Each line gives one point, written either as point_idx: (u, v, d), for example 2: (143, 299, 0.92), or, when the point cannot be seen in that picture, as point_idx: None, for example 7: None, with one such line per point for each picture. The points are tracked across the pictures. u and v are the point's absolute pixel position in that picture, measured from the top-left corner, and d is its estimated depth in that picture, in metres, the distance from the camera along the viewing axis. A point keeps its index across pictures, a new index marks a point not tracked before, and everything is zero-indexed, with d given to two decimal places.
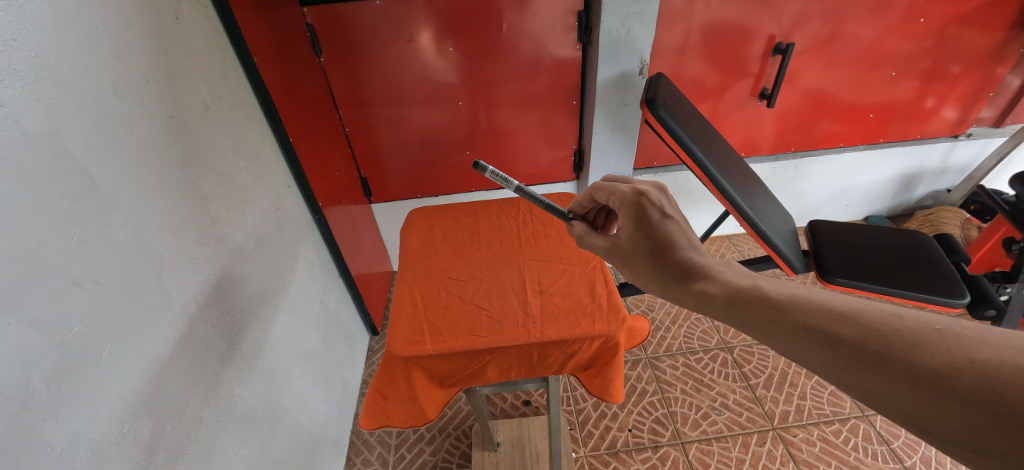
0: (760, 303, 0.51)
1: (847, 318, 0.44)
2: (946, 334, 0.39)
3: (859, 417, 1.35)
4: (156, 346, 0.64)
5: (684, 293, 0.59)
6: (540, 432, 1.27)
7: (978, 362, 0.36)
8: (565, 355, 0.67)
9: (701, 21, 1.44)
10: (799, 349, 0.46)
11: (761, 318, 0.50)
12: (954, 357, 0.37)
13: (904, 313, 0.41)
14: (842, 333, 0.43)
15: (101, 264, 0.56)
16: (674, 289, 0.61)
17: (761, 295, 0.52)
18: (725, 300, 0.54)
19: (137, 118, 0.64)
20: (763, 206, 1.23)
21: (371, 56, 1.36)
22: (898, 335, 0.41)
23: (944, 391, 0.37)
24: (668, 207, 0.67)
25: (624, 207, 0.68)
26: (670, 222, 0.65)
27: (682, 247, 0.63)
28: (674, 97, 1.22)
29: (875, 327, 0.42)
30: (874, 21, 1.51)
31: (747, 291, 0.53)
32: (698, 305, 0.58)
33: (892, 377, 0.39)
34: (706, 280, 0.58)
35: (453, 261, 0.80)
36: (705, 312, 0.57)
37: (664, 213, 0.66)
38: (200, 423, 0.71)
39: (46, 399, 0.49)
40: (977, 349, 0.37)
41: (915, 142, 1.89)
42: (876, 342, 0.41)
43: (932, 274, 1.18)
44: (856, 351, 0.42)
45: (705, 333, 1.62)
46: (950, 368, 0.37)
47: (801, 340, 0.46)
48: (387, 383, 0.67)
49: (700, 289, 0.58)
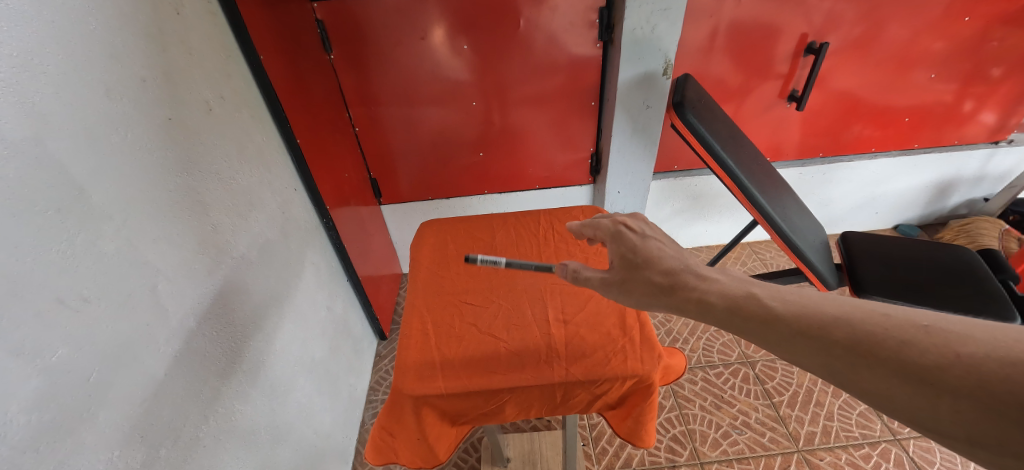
0: (758, 309, 0.47)
1: (838, 319, 0.43)
2: (931, 331, 0.39)
3: (890, 441, 1.28)
4: (152, 364, 0.60)
5: (682, 303, 0.53)
6: (552, 448, 1.22)
7: (964, 357, 0.36)
8: (593, 395, 0.62)
9: (729, 19, 1.37)
10: (796, 353, 0.43)
11: (759, 324, 0.47)
12: (942, 352, 0.37)
13: (892, 313, 0.41)
14: (836, 334, 0.42)
15: (90, 280, 0.52)
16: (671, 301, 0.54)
17: (758, 301, 0.48)
18: (723, 308, 0.49)
19: (133, 121, 0.60)
20: (795, 217, 1.16)
21: (382, 54, 1.31)
22: (888, 334, 0.40)
23: (936, 387, 0.36)
24: (643, 229, 0.63)
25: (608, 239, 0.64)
26: (655, 242, 0.61)
27: (670, 259, 0.58)
28: (702, 100, 1.15)
29: (867, 326, 0.41)
30: (913, 21, 1.42)
31: (743, 297, 0.49)
32: (696, 314, 0.52)
33: (885, 374, 0.38)
34: (701, 287, 0.53)
35: (469, 283, 0.75)
36: (705, 322, 0.51)
37: (645, 235, 0.62)
38: (197, 443, 0.67)
39: (25, 431, 0.45)
40: (962, 343, 0.37)
41: (951, 148, 1.80)
42: (869, 342, 0.40)
43: (975, 294, 1.11)
44: (851, 353, 0.41)
45: (724, 345, 1.57)
46: (939, 364, 0.37)
47: (798, 343, 0.44)
48: (394, 420, 0.62)
49: (697, 298, 0.52)
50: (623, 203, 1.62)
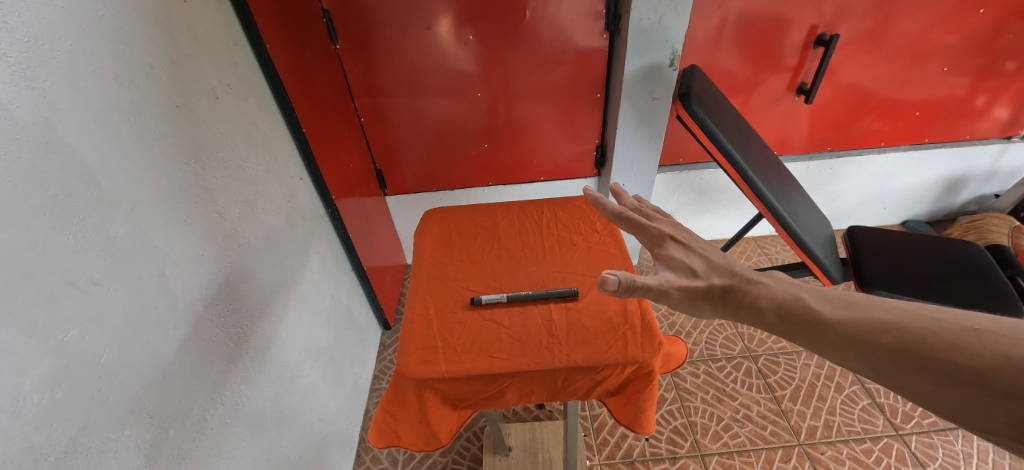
0: (807, 315, 0.49)
1: (887, 323, 0.45)
2: (982, 333, 0.40)
3: (892, 436, 1.28)
4: (160, 347, 0.61)
5: (733, 307, 0.54)
6: (553, 438, 1.23)
7: (1014, 358, 0.37)
8: (593, 381, 0.63)
9: (738, 10, 1.35)
10: (843, 356, 0.46)
11: (807, 329, 0.49)
12: (992, 354, 0.38)
13: (942, 316, 0.43)
14: (882, 338, 0.44)
15: (101, 263, 0.53)
16: (723, 306, 0.55)
17: (807, 306, 0.50)
18: (773, 313, 0.51)
19: (141, 108, 0.61)
20: (801, 210, 1.15)
21: (388, 44, 1.31)
22: (936, 336, 0.42)
23: (984, 387, 0.37)
24: (680, 234, 0.65)
25: (655, 247, 0.64)
26: (699, 252, 0.62)
27: (717, 265, 0.59)
28: (709, 91, 1.14)
29: (914, 329, 0.43)
30: (927, 13, 1.40)
31: (791, 302, 0.51)
32: (747, 319, 0.54)
33: (933, 375, 0.40)
34: (751, 292, 0.54)
35: (472, 270, 0.75)
36: (756, 327, 0.53)
37: (690, 245, 0.63)
38: (205, 425, 0.69)
39: (39, 409, 0.46)
40: (1015, 346, 0.38)
41: (962, 143, 1.77)
42: (916, 345, 0.42)
43: (983, 289, 1.10)
44: (898, 355, 0.42)
45: (727, 339, 1.57)
46: (989, 366, 0.38)
47: (845, 348, 0.46)
48: (396, 403, 0.62)
49: (748, 303, 0.54)
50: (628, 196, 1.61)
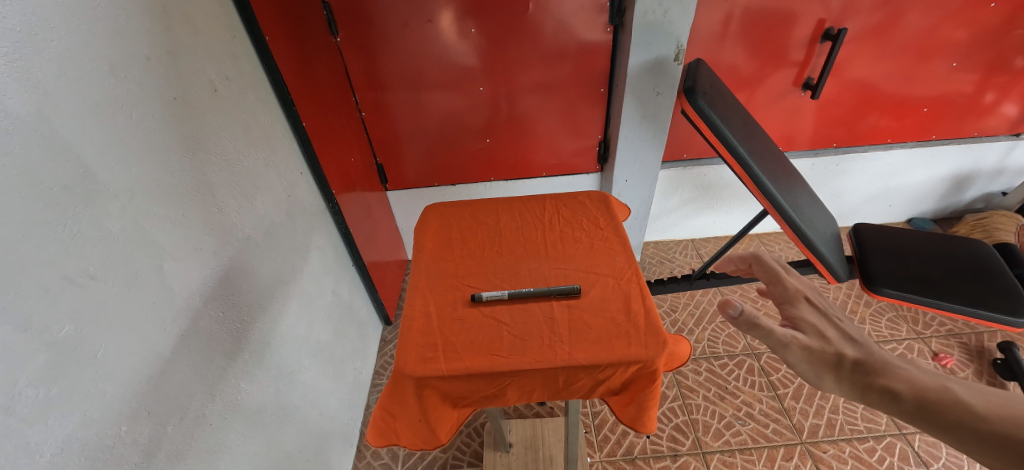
0: (956, 409, 0.44)
1: None
2: None
3: (896, 435, 1.27)
4: (158, 342, 0.61)
5: (860, 382, 0.51)
6: (554, 435, 1.23)
7: None
8: (596, 380, 0.62)
9: (744, 4, 1.33)
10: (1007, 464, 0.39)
11: (954, 425, 0.43)
12: None
13: None
14: None
15: (96, 257, 0.53)
16: (850, 382, 0.52)
17: (957, 401, 0.45)
18: (911, 400, 0.47)
19: (138, 100, 0.60)
20: (807, 207, 1.14)
21: (390, 37, 1.29)
22: None
23: None
24: (814, 295, 0.63)
25: (784, 302, 0.63)
26: (836, 319, 0.59)
27: (854, 340, 0.56)
28: (715, 86, 1.12)
29: None
30: (937, 6, 1.37)
31: (937, 393, 0.46)
32: (878, 401, 0.49)
33: None
34: (887, 373, 0.50)
35: (472, 266, 0.74)
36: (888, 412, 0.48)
37: (824, 309, 0.61)
38: (204, 420, 0.68)
39: (33, 404, 0.45)
40: None
41: (970, 140, 1.75)
42: None
43: (991, 289, 1.09)
44: None
45: (730, 337, 1.56)
46: None
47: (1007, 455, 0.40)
48: (395, 401, 0.62)
49: (883, 384, 0.49)
50: (631, 192, 1.60)
